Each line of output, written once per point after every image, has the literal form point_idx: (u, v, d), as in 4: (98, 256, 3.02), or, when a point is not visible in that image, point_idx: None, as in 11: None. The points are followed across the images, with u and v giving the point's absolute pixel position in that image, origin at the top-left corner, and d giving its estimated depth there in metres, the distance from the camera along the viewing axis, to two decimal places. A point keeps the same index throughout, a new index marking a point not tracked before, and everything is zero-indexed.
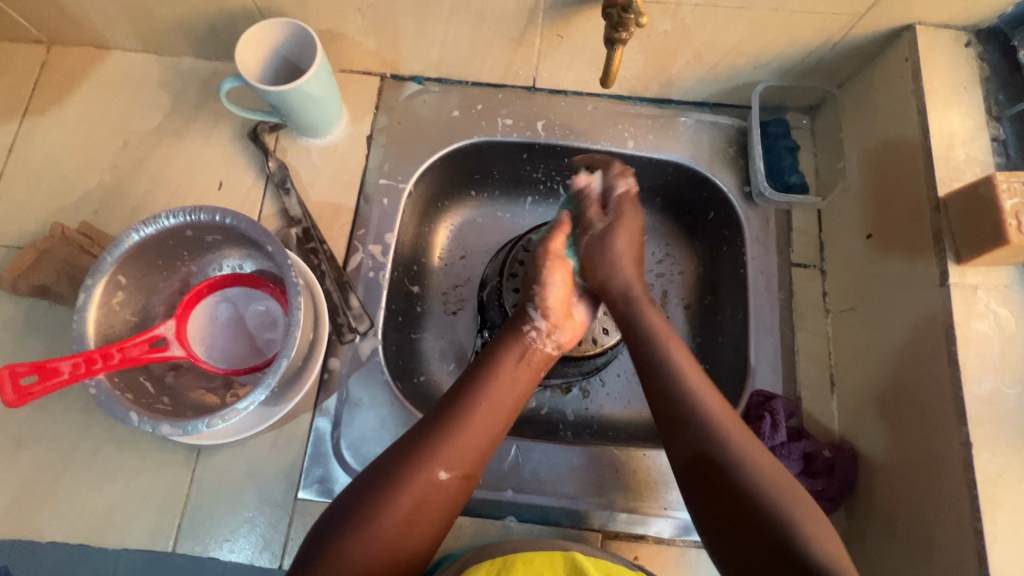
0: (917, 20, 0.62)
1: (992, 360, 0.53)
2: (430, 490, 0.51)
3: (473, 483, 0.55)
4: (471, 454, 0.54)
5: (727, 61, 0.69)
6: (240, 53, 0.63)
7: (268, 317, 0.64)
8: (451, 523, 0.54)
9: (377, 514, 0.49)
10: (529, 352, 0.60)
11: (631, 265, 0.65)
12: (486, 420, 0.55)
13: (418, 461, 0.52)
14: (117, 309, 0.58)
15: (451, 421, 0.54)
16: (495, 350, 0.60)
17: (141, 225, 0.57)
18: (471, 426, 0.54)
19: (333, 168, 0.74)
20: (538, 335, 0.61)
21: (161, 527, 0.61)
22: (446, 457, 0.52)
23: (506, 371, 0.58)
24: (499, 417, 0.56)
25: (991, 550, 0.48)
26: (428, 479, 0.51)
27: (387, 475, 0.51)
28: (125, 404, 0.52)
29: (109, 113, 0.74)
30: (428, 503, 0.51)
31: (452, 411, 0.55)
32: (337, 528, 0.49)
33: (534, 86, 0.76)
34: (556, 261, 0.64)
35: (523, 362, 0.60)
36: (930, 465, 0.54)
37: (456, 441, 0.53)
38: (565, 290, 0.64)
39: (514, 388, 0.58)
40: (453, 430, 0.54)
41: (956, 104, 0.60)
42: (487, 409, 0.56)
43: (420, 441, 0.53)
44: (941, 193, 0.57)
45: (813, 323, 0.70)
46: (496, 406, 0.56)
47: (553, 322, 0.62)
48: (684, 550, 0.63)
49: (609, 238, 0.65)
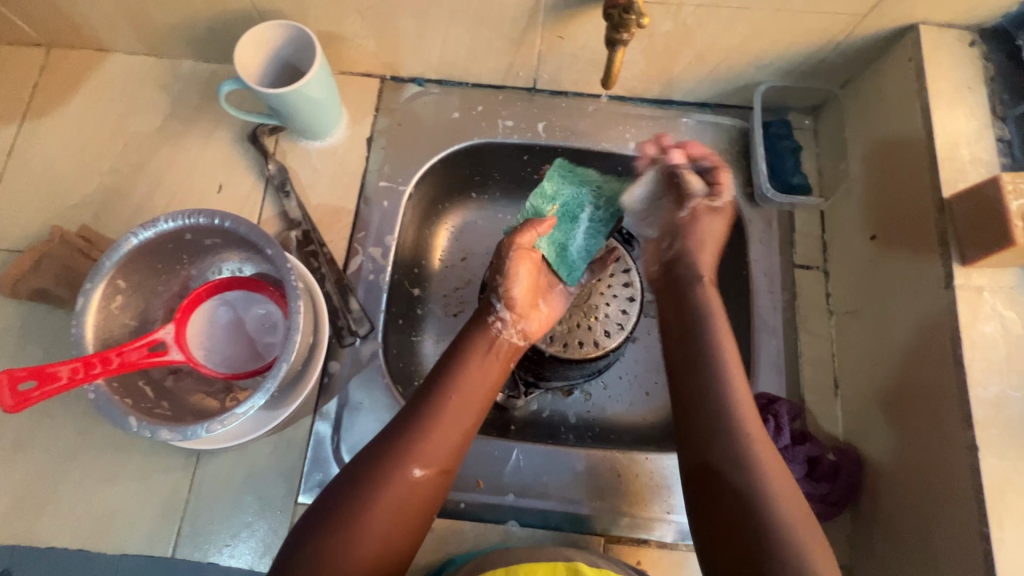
0: (921, 19, 0.61)
1: (998, 362, 0.52)
2: (406, 489, 0.51)
3: (450, 477, 0.55)
4: (445, 449, 0.54)
5: (730, 61, 0.69)
6: (239, 55, 0.62)
7: (267, 321, 0.64)
8: (431, 521, 0.54)
9: (353, 518, 0.49)
10: (496, 343, 0.60)
11: (711, 253, 0.64)
12: (458, 414, 0.55)
13: (391, 460, 0.52)
14: (116, 313, 0.58)
15: (420, 418, 0.54)
16: (463, 346, 0.59)
17: (140, 228, 0.56)
18: (441, 423, 0.54)
19: (333, 170, 0.73)
20: (504, 326, 0.60)
21: (161, 532, 0.60)
22: (419, 454, 0.52)
23: (476, 364, 0.58)
24: (473, 411, 0.56)
25: (998, 555, 0.48)
26: (404, 478, 0.51)
27: (362, 478, 0.51)
28: (124, 409, 0.52)
29: (107, 115, 0.74)
30: (406, 503, 0.51)
31: (421, 407, 0.55)
32: (317, 532, 0.48)
33: (534, 88, 0.76)
34: (521, 251, 0.59)
35: (491, 353, 0.59)
36: (936, 469, 0.54)
37: (427, 437, 0.53)
38: (530, 283, 0.61)
39: (485, 382, 0.58)
40: (423, 425, 0.54)
41: (960, 104, 0.59)
42: (458, 406, 0.55)
43: (392, 439, 0.53)
44: (945, 194, 0.56)
45: (817, 325, 0.70)
46: (466, 400, 0.56)
47: (519, 312, 0.61)
48: (687, 555, 0.62)
49: (702, 221, 0.64)
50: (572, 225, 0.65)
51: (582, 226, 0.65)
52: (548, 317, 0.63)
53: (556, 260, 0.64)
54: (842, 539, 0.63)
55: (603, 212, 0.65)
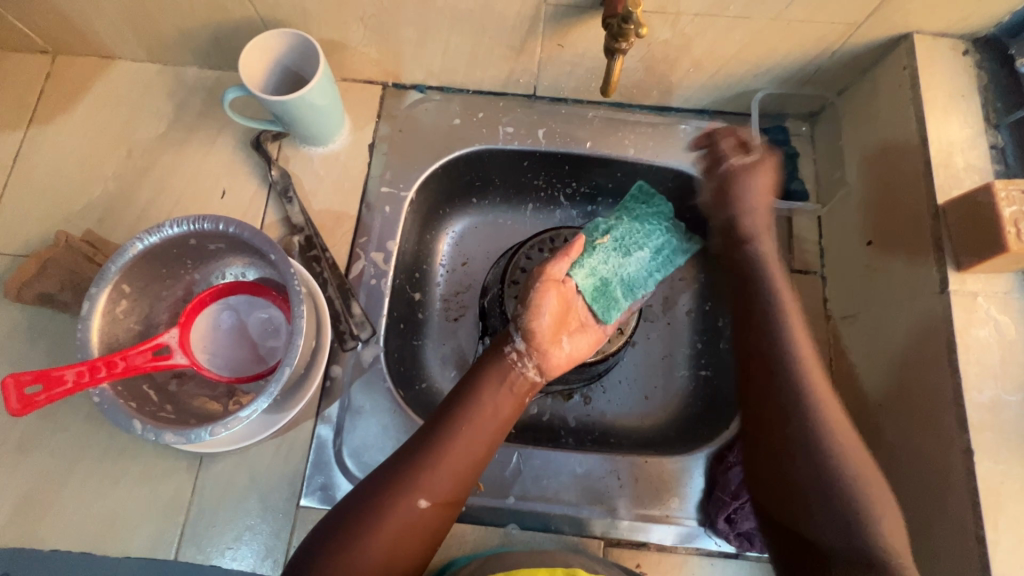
0: (915, 29, 0.62)
1: (993, 366, 0.53)
2: (412, 518, 0.52)
3: (459, 507, 0.56)
4: (452, 482, 0.54)
5: (727, 69, 0.70)
6: (244, 63, 0.63)
7: (270, 325, 0.64)
8: (436, 549, 0.55)
9: (361, 540, 0.50)
10: (511, 374, 0.59)
11: (763, 208, 0.66)
12: (468, 447, 0.55)
13: (398, 490, 0.52)
14: (121, 317, 0.59)
15: (432, 446, 0.55)
16: (478, 374, 0.59)
17: (146, 234, 0.57)
18: (450, 456, 0.54)
19: (336, 176, 0.74)
20: (520, 358, 0.60)
21: (163, 535, 0.61)
22: (427, 484, 0.53)
23: (488, 394, 0.58)
24: (485, 444, 0.56)
25: (992, 557, 0.48)
26: (408, 508, 0.52)
27: (369, 503, 0.52)
28: (129, 413, 0.53)
29: (112, 121, 0.75)
30: (410, 530, 0.52)
31: (433, 437, 0.55)
32: (321, 552, 0.50)
33: (534, 94, 0.77)
34: (547, 285, 0.60)
35: (505, 385, 0.59)
36: (932, 472, 0.54)
37: (435, 469, 0.54)
38: (557, 316, 0.61)
39: (497, 413, 0.58)
40: (433, 456, 0.54)
41: (954, 111, 0.60)
42: (470, 438, 0.56)
43: (403, 467, 0.54)
44: (940, 201, 0.57)
45: (814, 329, 0.70)
46: (476, 433, 0.56)
47: (538, 347, 0.61)
48: (687, 557, 0.63)
49: (751, 173, 0.66)
50: (624, 260, 0.67)
51: (631, 259, 0.67)
52: (570, 355, 0.63)
53: (593, 294, 0.64)
54: None
55: (655, 258, 0.69)
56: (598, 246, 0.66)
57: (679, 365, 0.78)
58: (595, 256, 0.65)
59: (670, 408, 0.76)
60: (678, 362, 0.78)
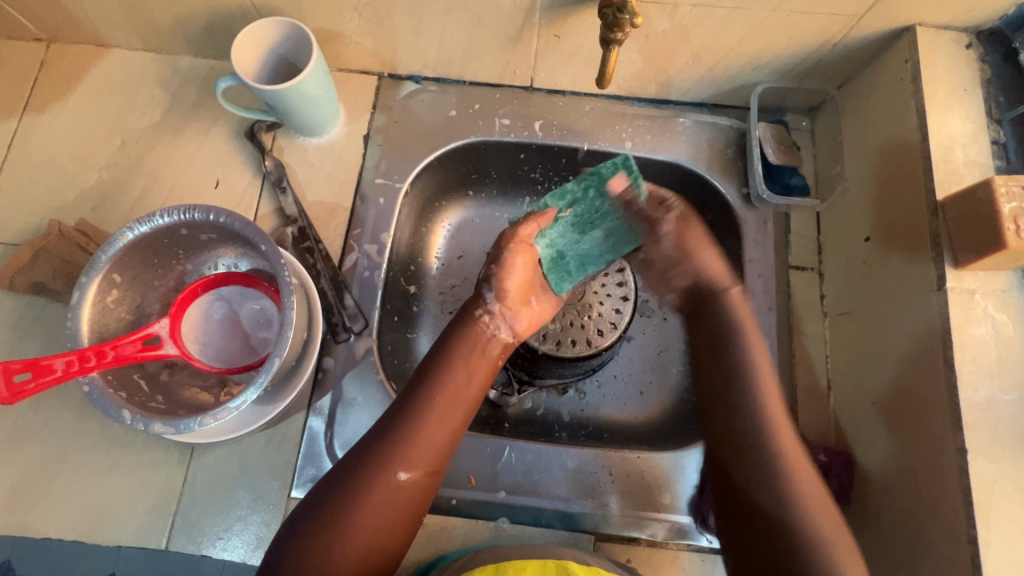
0: (918, 20, 0.61)
1: (989, 365, 0.52)
2: (391, 492, 0.52)
3: (439, 478, 0.56)
4: (429, 453, 0.54)
5: (726, 62, 0.69)
6: (236, 51, 0.63)
7: (262, 316, 0.64)
8: (421, 520, 0.55)
9: (343, 519, 0.50)
10: (483, 340, 0.60)
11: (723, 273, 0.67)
12: (442, 418, 0.55)
13: (375, 465, 0.53)
14: (111, 307, 0.58)
15: (406, 418, 0.55)
16: (448, 344, 0.59)
17: (136, 223, 0.56)
18: (425, 428, 0.55)
19: (330, 167, 0.74)
20: (492, 320, 0.61)
21: (155, 524, 0.61)
22: (403, 458, 0.53)
23: (460, 365, 0.58)
24: (461, 411, 0.57)
25: (984, 557, 0.48)
26: (386, 483, 0.52)
27: (347, 481, 0.52)
28: (118, 402, 0.52)
29: (107, 110, 0.74)
30: (390, 504, 0.52)
31: (408, 410, 0.55)
32: (303, 532, 0.50)
33: (531, 86, 0.76)
34: (518, 245, 0.61)
35: (477, 352, 0.59)
36: (925, 471, 0.54)
37: (411, 441, 0.54)
38: (524, 276, 0.61)
39: (471, 381, 0.58)
40: (408, 430, 0.54)
41: (956, 106, 0.59)
42: (444, 405, 0.56)
43: (379, 443, 0.54)
44: (939, 196, 0.56)
45: (810, 326, 0.70)
46: (450, 404, 0.56)
47: (510, 307, 0.61)
48: (678, 553, 0.63)
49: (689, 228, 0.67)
50: (581, 236, 0.64)
51: (588, 237, 0.64)
52: (541, 316, 0.63)
53: (551, 264, 0.64)
54: None
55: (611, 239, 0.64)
56: (559, 219, 0.63)
57: (674, 361, 0.78)
58: (552, 228, 0.64)
59: (664, 403, 0.76)
60: (673, 358, 0.78)
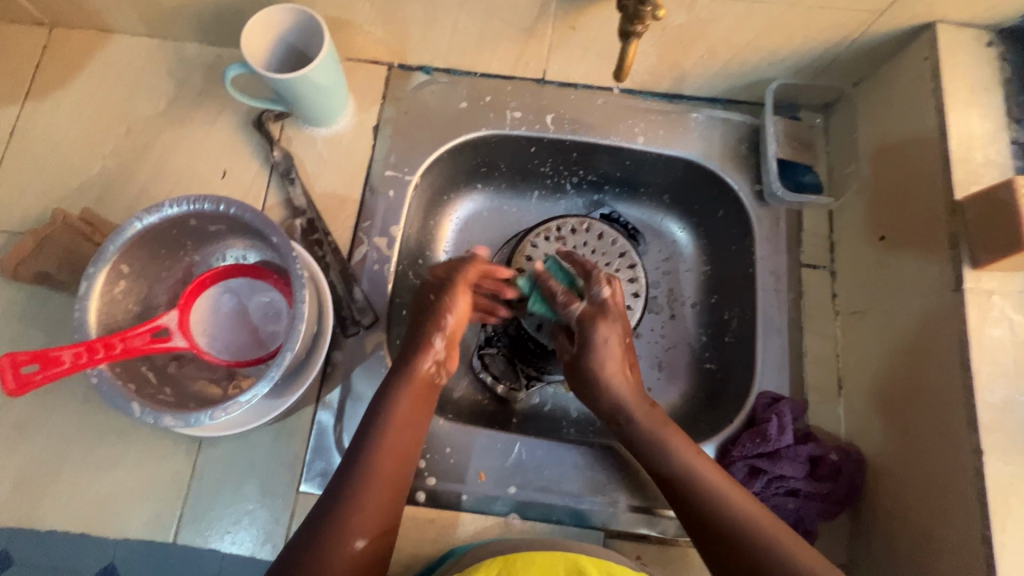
0: (939, 17, 0.60)
1: (1006, 366, 0.52)
2: (348, 562, 0.52)
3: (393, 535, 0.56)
4: (378, 516, 0.55)
5: (742, 57, 0.68)
6: (245, 39, 0.61)
7: (271, 309, 0.63)
8: None
9: (332, 538, 0.52)
10: (424, 389, 0.61)
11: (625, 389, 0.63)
12: (387, 478, 0.56)
13: (328, 537, 0.52)
14: (119, 297, 0.57)
15: (350, 485, 0.55)
16: (387, 400, 0.59)
17: (145, 213, 0.55)
18: (372, 490, 0.55)
19: (339, 158, 0.73)
20: (435, 368, 0.63)
21: (162, 517, 0.60)
22: (356, 525, 0.53)
23: (399, 424, 0.59)
24: (403, 466, 0.58)
25: (999, 558, 0.48)
26: (342, 554, 0.52)
27: (300, 555, 0.51)
28: (127, 395, 0.52)
29: (111, 97, 0.73)
30: (349, 572, 0.52)
31: (350, 479, 0.55)
32: None
33: (544, 79, 0.75)
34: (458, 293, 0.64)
35: (421, 400, 0.61)
36: (941, 471, 0.54)
37: (358, 509, 0.54)
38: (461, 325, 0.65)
39: (411, 433, 0.59)
40: (354, 496, 0.54)
41: (976, 105, 0.59)
42: (394, 458, 0.57)
43: (327, 513, 0.54)
44: (958, 196, 0.56)
45: (821, 324, 0.69)
46: (392, 465, 0.57)
47: (450, 355, 0.64)
48: (688, 550, 0.63)
49: (593, 350, 0.63)
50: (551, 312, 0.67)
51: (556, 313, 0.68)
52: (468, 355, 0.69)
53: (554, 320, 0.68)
54: (842, 536, 0.63)
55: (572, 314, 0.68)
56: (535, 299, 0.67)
57: (683, 357, 0.78)
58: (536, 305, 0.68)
59: (672, 400, 0.76)
60: (683, 355, 0.78)
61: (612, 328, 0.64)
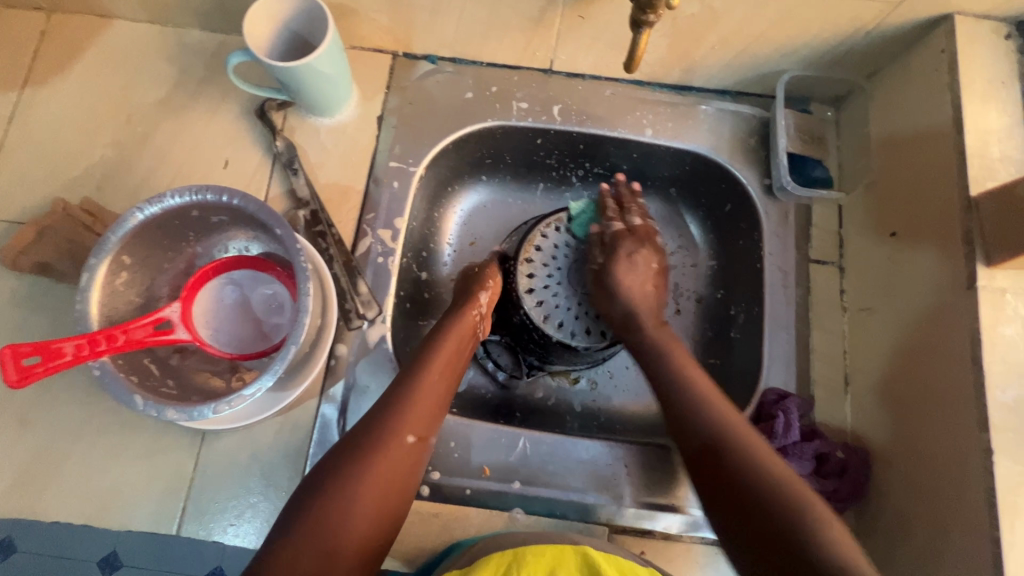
0: (957, 9, 0.59)
1: (1019, 365, 0.52)
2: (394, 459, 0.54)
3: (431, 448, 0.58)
4: (425, 420, 0.57)
5: (754, 48, 0.67)
6: (248, 26, 0.60)
7: (275, 302, 0.63)
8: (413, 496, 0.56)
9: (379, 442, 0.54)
10: (471, 331, 0.64)
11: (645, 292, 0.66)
12: (436, 387, 0.59)
13: (378, 433, 0.54)
14: (121, 289, 0.57)
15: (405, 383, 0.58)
16: (441, 329, 0.63)
17: (146, 204, 0.55)
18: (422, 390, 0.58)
19: (343, 148, 0.72)
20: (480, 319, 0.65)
21: (165, 510, 0.60)
22: (406, 422, 0.56)
23: (450, 346, 0.62)
24: (451, 380, 0.60)
25: (1007, 558, 0.48)
26: (391, 448, 0.54)
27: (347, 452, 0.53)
28: (130, 388, 0.51)
29: (111, 84, 0.72)
30: (394, 469, 0.54)
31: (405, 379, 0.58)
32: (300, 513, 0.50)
33: (550, 69, 0.73)
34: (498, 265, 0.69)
35: (468, 335, 0.64)
36: (951, 469, 0.53)
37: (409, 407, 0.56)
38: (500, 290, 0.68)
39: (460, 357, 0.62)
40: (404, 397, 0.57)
41: (992, 99, 0.58)
42: (438, 373, 0.59)
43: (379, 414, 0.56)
44: (973, 192, 0.55)
45: (829, 320, 0.69)
46: (442, 375, 0.60)
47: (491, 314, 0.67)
48: (690, 546, 0.63)
49: (627, 261, 0.67)
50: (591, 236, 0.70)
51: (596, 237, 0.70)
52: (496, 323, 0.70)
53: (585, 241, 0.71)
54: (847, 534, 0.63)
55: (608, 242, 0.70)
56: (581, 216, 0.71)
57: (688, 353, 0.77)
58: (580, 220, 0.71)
59: None
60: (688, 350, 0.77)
61: (639, 251, 0.68)
